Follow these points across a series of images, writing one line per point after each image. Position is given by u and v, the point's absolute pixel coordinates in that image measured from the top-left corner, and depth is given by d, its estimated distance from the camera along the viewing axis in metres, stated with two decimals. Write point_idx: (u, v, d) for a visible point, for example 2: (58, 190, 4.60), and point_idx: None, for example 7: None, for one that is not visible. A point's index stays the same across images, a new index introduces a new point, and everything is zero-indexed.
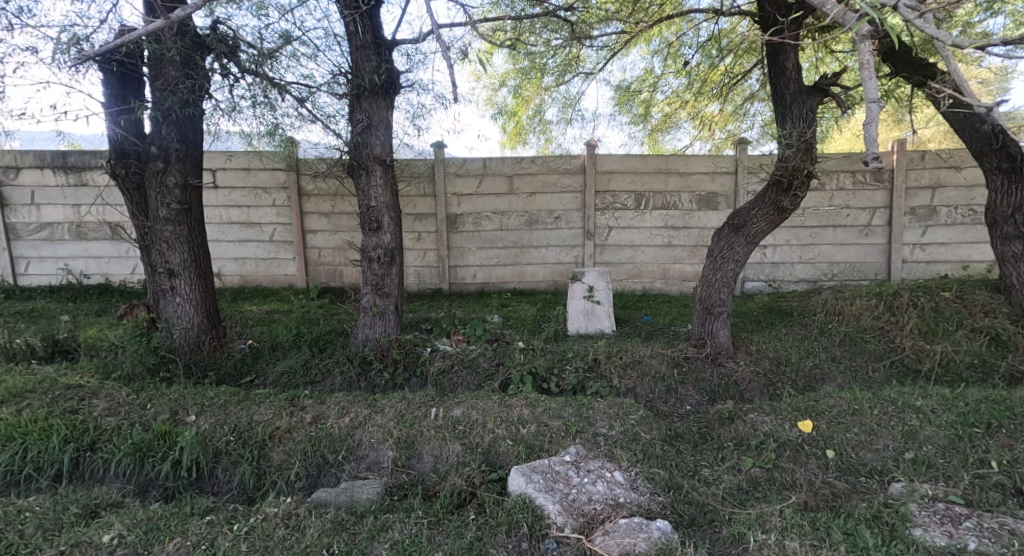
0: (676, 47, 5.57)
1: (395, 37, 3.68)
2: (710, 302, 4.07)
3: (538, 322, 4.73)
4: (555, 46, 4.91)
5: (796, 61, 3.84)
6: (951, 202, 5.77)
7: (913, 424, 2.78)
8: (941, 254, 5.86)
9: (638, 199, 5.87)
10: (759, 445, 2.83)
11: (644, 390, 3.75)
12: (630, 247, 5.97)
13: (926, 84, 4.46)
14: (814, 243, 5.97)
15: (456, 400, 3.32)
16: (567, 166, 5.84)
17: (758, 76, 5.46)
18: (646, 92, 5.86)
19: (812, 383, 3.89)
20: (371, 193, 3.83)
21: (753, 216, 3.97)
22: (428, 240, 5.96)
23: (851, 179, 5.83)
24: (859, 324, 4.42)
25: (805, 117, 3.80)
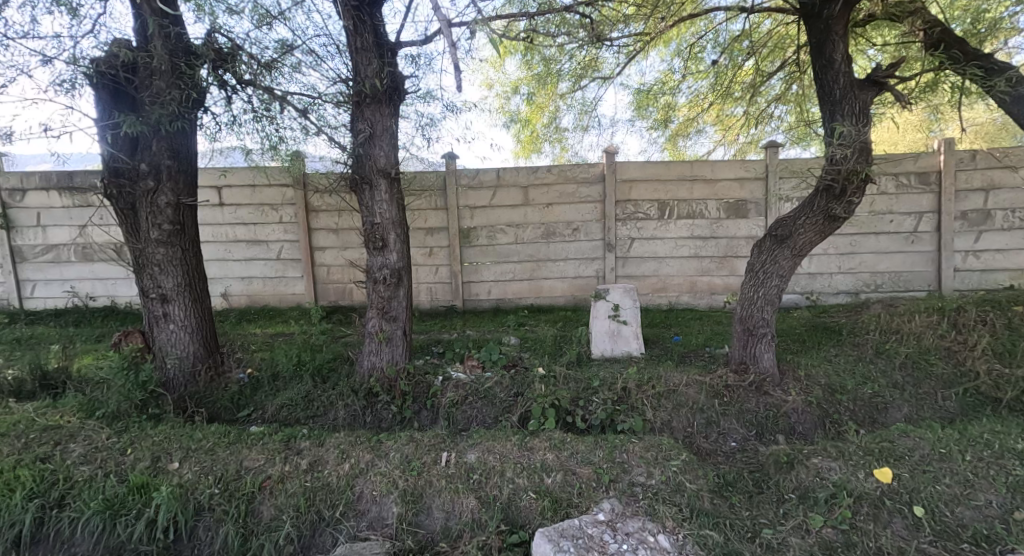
0: (697, 49, 5.18)
1: (399, 39, 3.38)
2: (752, 322, 3.63)
3: (558, 345, 4.33)
4: (570, 49, 4.56)
5: (845, 52, 3.44)
6: (1009, 206, 5.23)
7: (1019, 474, 2.31)
8: (998, 261, 5.31)
9: (661, 208, 5.46)
10: (830, 499, 2.37)
11: (681, 423, 3.33)
12: (654, 259, 5.55)
13: (991, 76, 3.98)
14: (855, 252, 5.47)
15: (470, 441, 2.93)
16: (585, 176, 5.46)
17: (786, 77, 5.01)
18: (667, 96, 5.44)
19: (873, 414, 3.41)
20: (375, 208, 3.50)
21: (799, 225, 3.52)
22: (440, 255, 5.61)
23: (895, 182, 5.33)
24: (921, 343, 3.91)
25: (858, 115, 3.37)
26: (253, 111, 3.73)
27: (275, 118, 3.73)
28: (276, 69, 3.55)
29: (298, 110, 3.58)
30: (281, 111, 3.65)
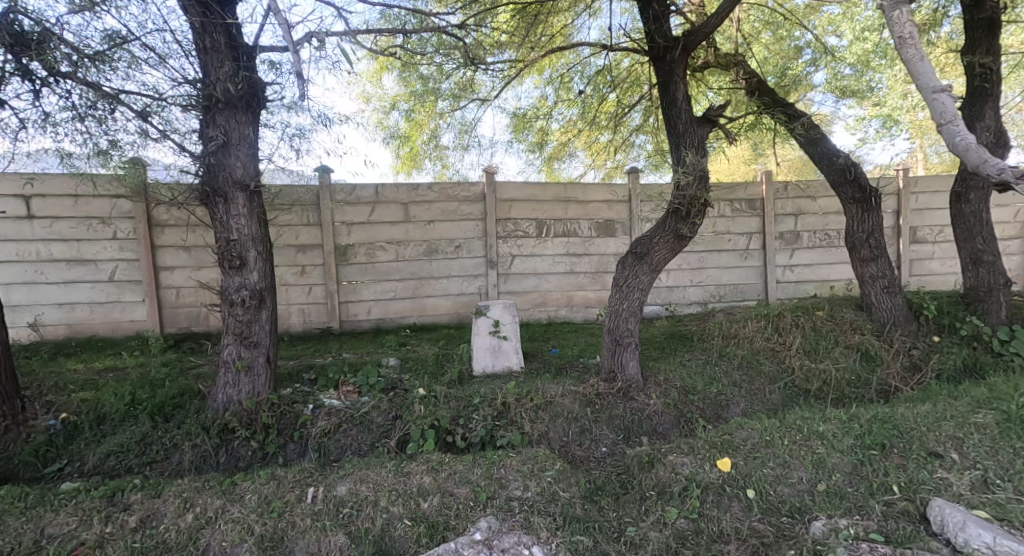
0: (567, 78, 5.56)
1: (257, 42, 3.14)
2: (619, 333, 3.89)
3: (439, 363, 4.26)
4: (448, 70, 4.61)
5: (686, 93, 3.94)
6: (812, 228, 6.32)
7: (820, 452, 2.70)
8: (808, 274, 6.36)
9: (539, 227, 5.70)
10: (682, 491, 2.61)
11: (558, 433, 3.47)
12: (534, 275, 5.75)
13: (794, 121, 4.80)
14: (703, 267, 6.20)
15: (341, 472, 2.76)
16: (466, 195, 5.53)
17: (644, 110, 5.54)
18: (541, 120, 5.75)
19: (718, 411, 3.86)
20: (232, 223, 3.18)
21: (655, 243, 3.89)
22: (313, 274, 5.25)
23: (730, 207, 6.18)
24: (753, 346, 4.51)
25: (698, 147, 3.87)
26: (73, 109, 3.18)
27: (100, 118, 3.23)
28: (102, 62, 3.07)
29: (131, 111, 3.14)
30: (109, 111, 3.17)
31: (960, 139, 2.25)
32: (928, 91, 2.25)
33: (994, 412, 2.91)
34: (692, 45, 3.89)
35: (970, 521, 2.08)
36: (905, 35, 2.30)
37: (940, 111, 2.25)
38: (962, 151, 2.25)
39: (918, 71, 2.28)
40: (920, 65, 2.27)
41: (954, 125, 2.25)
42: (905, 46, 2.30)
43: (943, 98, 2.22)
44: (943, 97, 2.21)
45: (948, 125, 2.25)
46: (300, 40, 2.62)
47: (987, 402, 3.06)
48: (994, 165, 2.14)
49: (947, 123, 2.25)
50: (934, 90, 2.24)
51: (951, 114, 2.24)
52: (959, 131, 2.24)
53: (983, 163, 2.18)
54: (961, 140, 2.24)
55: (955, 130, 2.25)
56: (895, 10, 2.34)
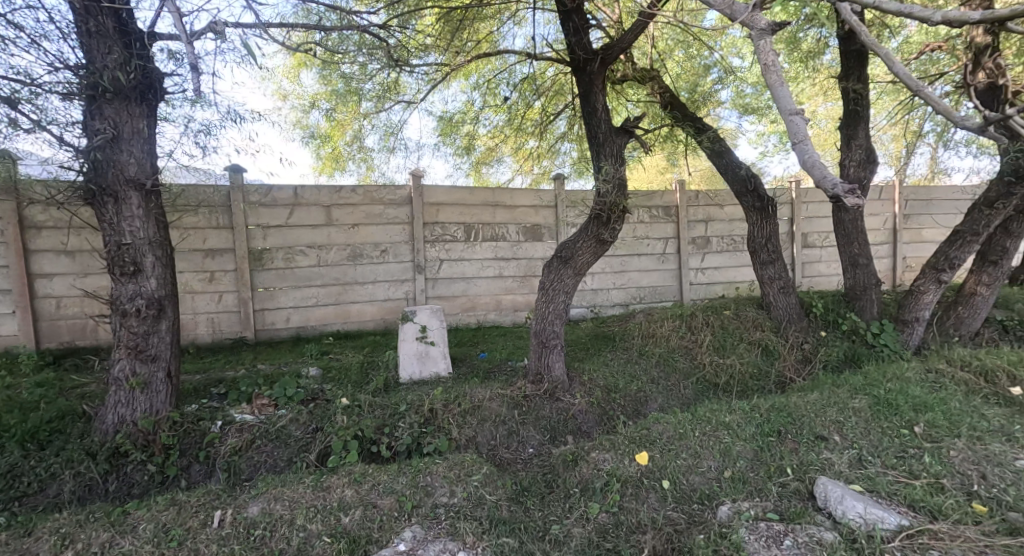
0: (493, 84, 5.62)
1: (153, 28, 2.89)
2: (545, 335, 3.97)
3: (364, 371, 4.12)
4: (372, 70, 4.49)
5: (605, 104, 4.11)
6: (720, 234, 6.82)
7: (726, 441, 2.93)
8: (717, 276, 6.86)
9: (467, 231, 5.69)
10: (603, 487, 2.71)
11: (485, 437, 3.48)
12: (462, 280, 5.72)
13: (702, 134, 5.17)
14: (624, 270, 6.49)
15: (253, 492, 2.59)
16: (391, 198, 5.40)
17: (569, 118, 5.69)
18: (468, 124, 5.77)
19: (638, 407, 4.05)
20: (124, 225, 2.90)
21: (578, 247, 4.03)
22: (223, 281, 4.89)
23: (648, 213, 6.52)
24: (669, 344, 4.78)
25: (617, 156, 4.05)
26: None
27: None
28: None
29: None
30: None
31: (809, 158, 1.97)
32: (783, 112, 2.02)
33: (868, 397, 3.30)
34: (609, 59, 4.10)
35: (847, 495, 2.32)
36: (768, 62, 2.10)
37: (793, 133, 2.00)
38: (809, 168, 1.97)
39: (776, 95, 2.06)
40: (779, 88, 2.06)
41: (805, 143, 1.96)
42: (768, 70, 2.09)
43: (797, 122, 2.00)
44: (796, 118, 1.98)
45: (799, 145, 1.99)
46: (196, 33, 2.48)
47: (863, 388, 3.45)
48: (832, 182, 1.88)
49: (799, 144, 1.98)
50: (790, 112, 2.01)
51: (804, 135, 1.97)
52: (809, 149, 1.94)
53: (824, 181, 1.91)
54: (810, 158, 1.95)
55: (807, 149, 1.96)
56: (760, 40, 2.11)
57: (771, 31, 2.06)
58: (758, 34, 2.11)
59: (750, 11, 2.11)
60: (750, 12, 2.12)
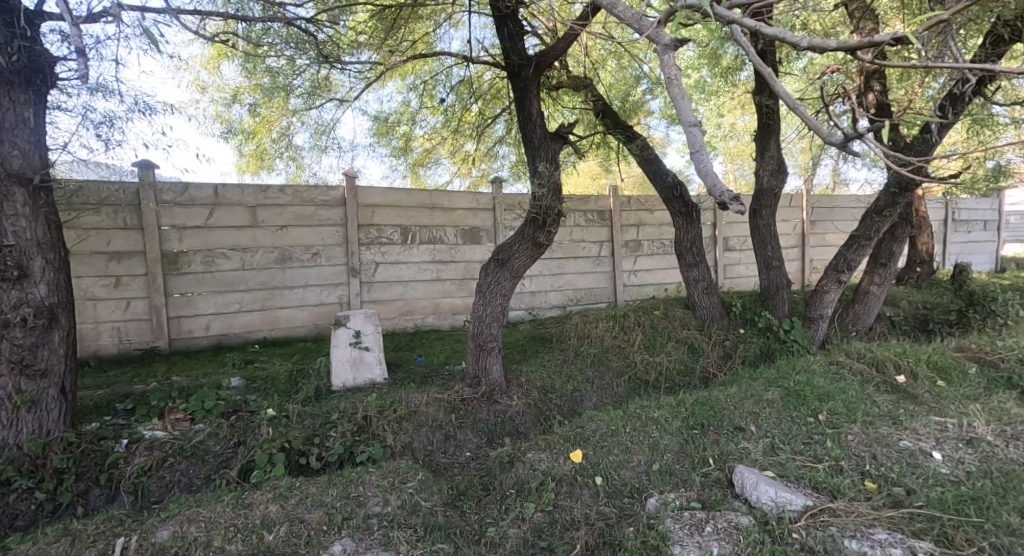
0: (430, 86, 5.57)
1: (42, 6, 2.61)
2: (482, 338, 3.96)
3: (293, 379, 3.92)
4: (301, 65, 4.29)
5: (539, 110, 4.18)
6: (650, 237, 7.13)
7: (655, 436, 3.06)
8: (648, 278, 7.17)
9: (404, 233, 5.57)
10: (538, 486, 2.75)
11: (421, 443, 3.42)
12: (399, 283, 5.57)
13: (632, 141, 5.38)
14: (561, 273, 6.62)
15: (164, 515, 2.39)
16: (323, 198, 5.19)
17: (507, 123, 5.71)
18: (405, 125, 5.68)
19: (573, 406, 4.15)
20: (6, 225, 2.59)
21: (515, 250, 4.05)
22: (132, 286, 4.49)
23: (584, 217, 6.69)
24: (603, 344, 4.93)
25: (551, 161, 4.13)
26: None
27: None
28: None
29: None
30: None
31: (705, 169, 1.67)
32: (681, 122, 1.75)
33: (780, 389, 3.57)
34: (543, 65, 4.18)
35: (761, 481, 2.49)
36: (670, 76, 1.84)
37: (690, 143, 1.72)
38: (704, 178, 1.65)
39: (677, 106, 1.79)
40: (681, 100, 1.80)
41: (703, 154, 1.67)
42: (671, 83, 1.83)
43: (697, 134, 1.71)
44: (695, 126, 1.71)
45: (696, 156, 1.69)
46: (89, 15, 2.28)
47: (776, 381, 3.72)
48: (724, 194, 1.55)
49: (696, 153, 1.68)
50: (690, 121, 1.75)
51: (701, 145, 1.69)
52: (705, 158, 1.65)
53: (717, 192, 1.57)
54: (704, 167, 1.65)
55: (704, 159, 1.66)
56: (664, 55, 1.87)
57: (675, 47, 1.84)
58: (662, 49, 1.87)
59: (653, 24, 1.89)
60: (654, 26, 1.91)
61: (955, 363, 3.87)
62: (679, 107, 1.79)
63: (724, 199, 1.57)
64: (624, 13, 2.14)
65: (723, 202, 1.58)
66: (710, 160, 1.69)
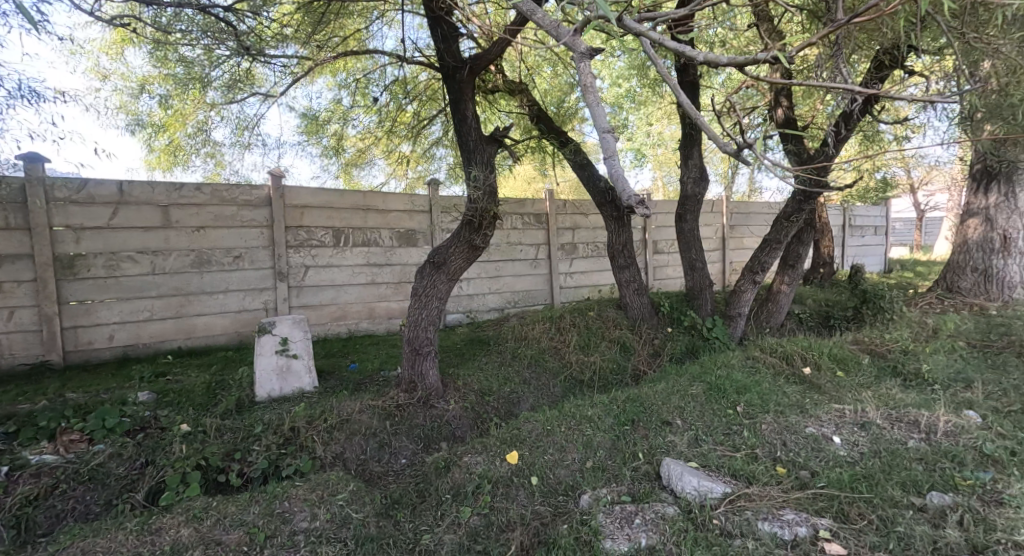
0: (363, 84, 5.43)
1: None
2: (418, 342, 3.89)
3: (212, 391, 3.65)
4: (220, 56, 4.04)
5: (475, 112, 4.19)
6: (585, 240, 7.33)
7: (588, 434, 3.15)
8: (583, 280, 7.36)
9: (336, 235, 5.33)
10: (474, 490, 2.74)
11: (354, 453, 3.30)
12: (331, 287, 5.34)
13: (565, 146, 5.52)
14: (499, 275, 6.64)
15: (55, 548, 2.16)
16: (246, 198, 4.89)
17: (443, 125, 5.66)
18: (336, 124, 5.50)
19: (511, 408, 4.17)
20: None
21: (451, 253, 4.02)
22: (18, 294, 4.02)
23: (521, 220, 6.76)
24: (540, 345, 5.00)
25: (486, 163, 4.14)
26: None
27: None
28: None
29: None
30: None
31: (615, 172, 1.89)
32: (596, 127, 1.91)
33: (704, 383, 3.78)
34: (478, 68, 4.19)
35: (685, 472, 2.63)
36: (587, 82, 1.99)
37: (603, 147, 1.90)
38: (616, 183, 1.90)
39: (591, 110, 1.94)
40: (595, 106, 1.95)
41: (616, 160, 1.89)
42: (586, 90, 1.97)
43: (609, 138, 1.88)
44: (606, 132, 1.89)
45: (607, 159, 1.89)
46: None
47: (700, 377, 3.94)
48: (631, 198, 1.89)
49: (607, 157, 1.88)
50: (602, 127, 1.91)
51: (613, 149, 1.89)
52: (615, 162, 1.86)
53: (626, 196, 1.89)
54: (617, 174, 1.89)
55: (614, 162, 1.87)
56: (582, 61, 1.99)
57: (590, 55, 1.94)
58: (578, 57, 1.98)
59: (571, 33, 1.97)
60: (571, 35, 1.99)
61: (852, 355, 4.27)
62: (594, 112, 1.93)
63: (635, 203, 1.91)
64: (544, 21, 2.18)
65: (632, 202, 1.91)
66: (620, 164, 1.90)
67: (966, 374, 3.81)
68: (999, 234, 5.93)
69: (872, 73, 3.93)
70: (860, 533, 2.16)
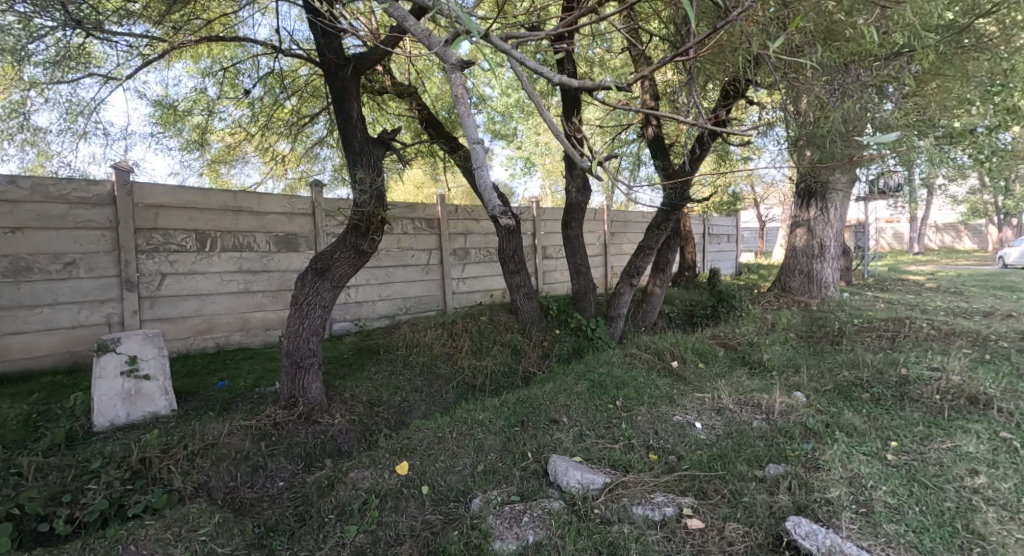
0: (233, 74, 4.97)
1: None
2: (299, 354, 3.63)
3: (32, 424, 3.07)
4: (44, 28, 3.44)
5: (360, 113, 4.04)
6: (477, 245, 7.38)
7: (480, 438, 3.19)
8: (476, 285, 7.40)
9: (201, 239, 4.77)
10: (361, 506, 2.62)
11: (221, 480, 2.98)
12: (196, 297, 4.76)
13: (456, 152, 5.54)
14: (389, 281, 6.45)
15: None
16: (82, 195, 4.19)
17: (327, 123, 5.36)
18: (199, 115, 4.95)
19: (401, 418, 4.06)
20: None
21: (335, 259, 3.81)
22: None
23: (412, 225, 6.62)
24: (432, 351, 4.94)
25: (373, 166, 4.00)
26: None
27: None
28: None
29: None
30: None
31: (485, 182, 2.01)
32: (467, 137, 2.00)
33: (588, 381, 4.01)
34: (362, 68, 4.05)
35: (569, 467, 2.76)
36: (458, 92, 2.05)
37: (474, 157, 2.01)
38: (484, 196, 2.02)
39: (464, 120, 1.97)
40: (467, 115, 2.02)
41: (485, 173, 2.01)
42: (458, 101, 2.01)
43: (479, 148, 2.00)
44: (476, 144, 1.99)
45: (478, 170, 2.00)
46: None
47: (584, 375, 4.18)
48: (496, 209, 2.04)
49: (477, 167, 1.99)
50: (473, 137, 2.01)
51: (482, 160, 2.01)
52: (485, 174, 1.97)
53: (492, 207, 2.03)
54: (486, 186, 2.00)
55: (484, 175, 1.99)
56: (454, 72, 2.08)
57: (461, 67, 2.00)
58: (449, 68, 2.06)
59: (441, 45, 2.02)
60: (443, 46, 2.04)
61: (711, 348, 4.82)
62: (467, 122, 1.97)
63: (499, 215, 2.05)
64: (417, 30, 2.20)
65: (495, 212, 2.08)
66: (489, 175, 2.02)
67: (796, 360, 4.49)
68: (817, 242, 7.09)
69: (721, 101, 4.45)
70: (715, 507, 2.45)
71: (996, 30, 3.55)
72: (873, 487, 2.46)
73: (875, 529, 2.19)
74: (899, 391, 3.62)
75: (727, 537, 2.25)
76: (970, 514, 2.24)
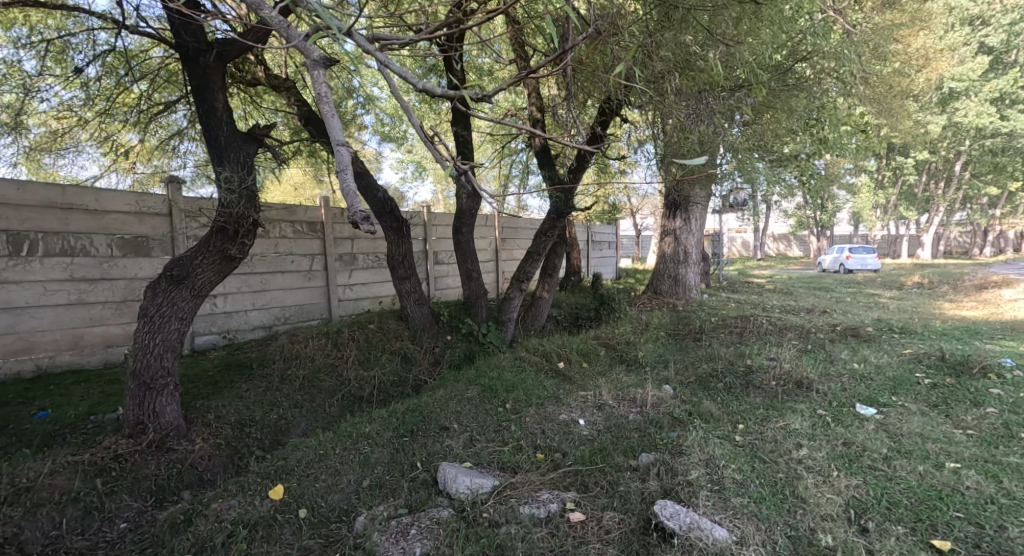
0: (59, 49, 4.23)
1: None
2: (148, 374, 3.17)
3: None
4: None
5: (225, 104, 3.66)
6: (365, 250, 7.06)
7: (366, 452, 3.05)
8: (363, 291, 7.08)
9: (14, 242, 3.97)
10: (226, 540, 2.36)
11: (39, 530, 2.47)
12: (10, 311, 3.96)
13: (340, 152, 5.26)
14: (265, 289, 5.93)
15: None
16: None
17: (186, 114, 4.79)
18: (10, 92, 4.09)
19: (277, 437, 3.73)
20: None
21: (196, 265, 3.38)
22: None
23: (291, 229, 6.16)
24: (314, 363, 4.62)
25: (243, 163, 3.64)
26: None
27: None
28: None
29: None
30: None
31: (348, 187, 1.78)
32: (332, 140, 1.82)
33: (479, 386, 4.04)
34: (227, 55, 3.65)
35: (458, 473, 2.75)
36: (321, 92, 1.89)
37: (338, 161, 1.82)
38: (346, 198, 1.75)
39: (328, 122, 1.83)
40: (332, 117, 1.85)
41: (348, 175, 1.80)
42: (321, 100, 1.87)
43: (344, 152, 1.82)
44: (340, 147, 1.81)
45: (341, 174, 1.79)
46: None
47: (475, 380, 4.19)
48: (358, 214, 1.72)
49: (340, 171, 1.79)
50: (338, 140, 1.84)
51: (347, 164, 1.81)
52: (347, 177, 1.77)
53: (353, 211, 1.73)
54: (348, 189, 1.77)
55: (346, 178, 1.78)
56: (316, 70, 1.91)
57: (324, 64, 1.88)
58: (311, 64, 1.89)
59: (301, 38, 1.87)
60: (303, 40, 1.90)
61: (593, 349, 5.11)
62: (331, 124, 1.84)
63: (361, 221, 1.73)
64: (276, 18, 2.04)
65: (360, 221, 1.75)
66: (354, 180, 1.81)
67: (665, 356, 4.95)
68: (682, 250, 7.89)
69: (599, 118, 4.73)
70: (595, 498, 2.59)
71: (809, 73, 4.25)
72: (725, 466, 2.78)
73: (725, 503, 2.47)
74: (745, 379, 4.15)
75: (605, 526, 2.38)
76: (795, 481, 2.63)
